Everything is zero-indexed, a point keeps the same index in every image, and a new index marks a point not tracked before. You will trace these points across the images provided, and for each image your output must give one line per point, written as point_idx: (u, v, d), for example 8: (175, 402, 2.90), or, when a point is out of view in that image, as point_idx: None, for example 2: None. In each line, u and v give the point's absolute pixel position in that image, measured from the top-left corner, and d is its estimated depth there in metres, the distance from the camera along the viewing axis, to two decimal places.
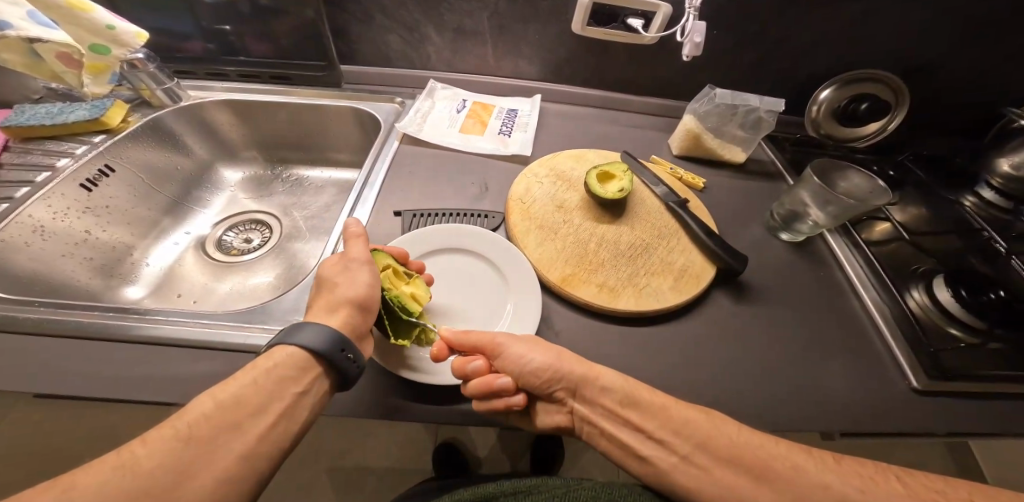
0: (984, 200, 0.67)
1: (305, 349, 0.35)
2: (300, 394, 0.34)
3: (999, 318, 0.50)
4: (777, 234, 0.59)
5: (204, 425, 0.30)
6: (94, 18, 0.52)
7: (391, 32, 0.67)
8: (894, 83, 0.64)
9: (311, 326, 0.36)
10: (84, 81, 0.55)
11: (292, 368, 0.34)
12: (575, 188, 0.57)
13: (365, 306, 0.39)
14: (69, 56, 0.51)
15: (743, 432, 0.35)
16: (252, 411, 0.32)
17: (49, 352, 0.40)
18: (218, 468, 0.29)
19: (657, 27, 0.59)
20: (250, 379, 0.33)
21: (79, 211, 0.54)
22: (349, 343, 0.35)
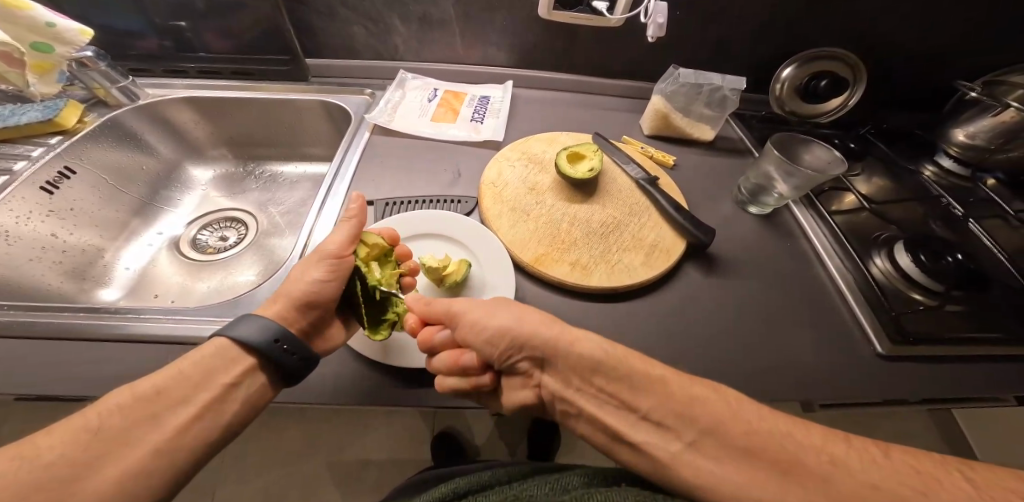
0: (943, 169, 0.69)
1: (234, 340, 0.36)
2: (227, 386, 0.34)
3: (957, 280, 0.52)
4: (746, 208, 0.61)
5: (115, 417, 0.30)
6: (33, 16, 0.51)
7: (356, 24, 0.67)
8: (851, 60, 0.66)
9: (243, 316, 0.37)
10: (32, 81, 0.56)
11: (220, 360, 0.35)
12: (546, 170, 0.58)
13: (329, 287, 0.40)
14: (10, 55, 0.52)
15: (764, 417, 0.31)
16: (171, 402, 0.32)
17: (13, 355, 0.39)
18: (125, 459, 0.29)
19: (622, 9, 0.59)
20: (176, 369, 0.33)
21: (42, 214, 0.53)
22: (283, 334, 0.35)
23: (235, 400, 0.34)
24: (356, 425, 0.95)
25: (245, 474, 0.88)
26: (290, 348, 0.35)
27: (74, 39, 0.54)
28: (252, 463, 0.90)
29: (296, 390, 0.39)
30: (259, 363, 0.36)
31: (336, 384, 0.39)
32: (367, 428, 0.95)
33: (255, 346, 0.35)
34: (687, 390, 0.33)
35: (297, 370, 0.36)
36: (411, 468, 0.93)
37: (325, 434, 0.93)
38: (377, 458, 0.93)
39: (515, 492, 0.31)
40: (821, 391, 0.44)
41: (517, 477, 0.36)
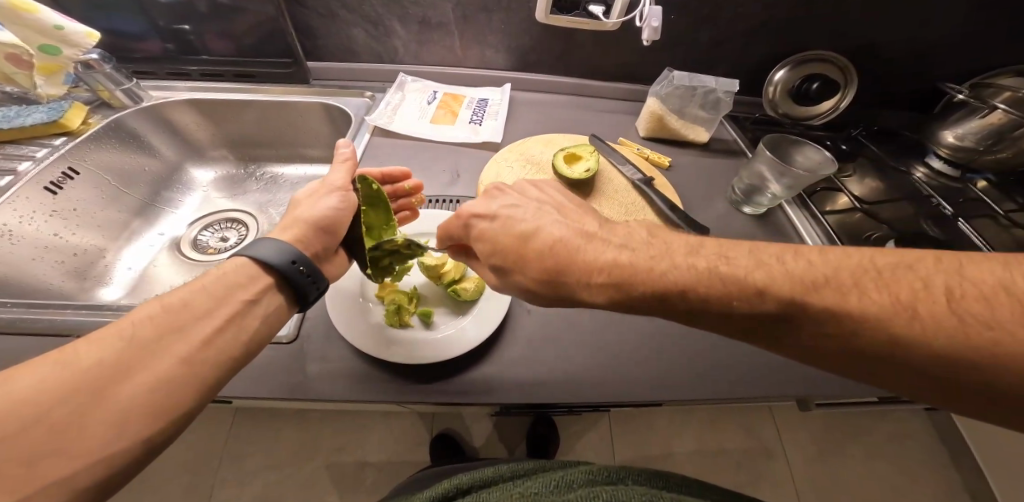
0: (934, 170, 0.71)
1: (256, 260, 0.37)
2: (249, 302, 0.35)
3: None
4: (740, 208, 0.61)
5: (148, 326, 0.30)
6: (40, 18, 0.52)
7: (355, 27, 0.68)
8: (842, 61, 0.67)
9: (261, 240, 0.38)
10: (39, 81, 0.58)
11: (240, 278, 0.35)
12: (543, 171, 0.59)
13: (326, 230, 0.42)
14: (19, 57, 0.54)
15: (721, 251, 0.31)
16: (198, 314, 0.32)
17: (12, 353, 0.39)
18: (161, 365, 0.28)
19: (617, 13, 0.61)
20: (198, 286, 0.34)
21: (45, 214, 0.54)
22: (300, 257, 0.37)
23: (257, 316, 0.35)
24: (354, 427, 0.95)
25: (244, 476, 0.89)
26: (306, 269, 0.37)
27: (80, 41, 0.55)
28: (250, 465, 0.90)
29: (294, 387, 0.39)
30: (277, 283, 0.37)
31: (334, 381, 0.40)
32: (366, 431, 0.95)
33: (271, 261, 0.36)
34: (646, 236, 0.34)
35: (308, 292, 0.38)
36: (410, 470, 0.93)
37: (323, 437, 0.93)
38: (375, 460, 0.93)
39: (519, 489, 0.30)
40: (818, 389, 0.44)
41: (523, 472, 0.34)
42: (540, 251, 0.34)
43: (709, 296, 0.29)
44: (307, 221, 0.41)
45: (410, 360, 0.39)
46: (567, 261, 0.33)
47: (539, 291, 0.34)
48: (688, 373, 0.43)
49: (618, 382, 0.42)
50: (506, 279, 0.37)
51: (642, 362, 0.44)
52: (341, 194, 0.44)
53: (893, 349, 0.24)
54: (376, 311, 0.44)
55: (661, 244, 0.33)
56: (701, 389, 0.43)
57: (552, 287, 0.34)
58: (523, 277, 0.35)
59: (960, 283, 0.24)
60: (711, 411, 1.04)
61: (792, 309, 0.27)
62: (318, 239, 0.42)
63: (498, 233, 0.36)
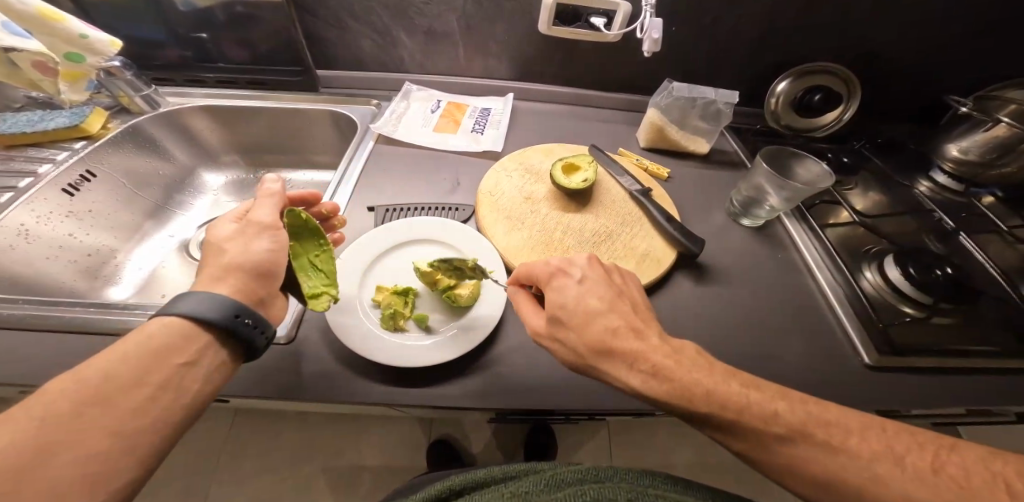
0: (938, 184, 0.70)
1: (187, 318, 0.32)
2: (185, 364, 0.31)
3: (944, 293, 0.52)
4: (739, 220, 0.61)
5: (64, 402, 0.26)
6: (67, 27, 0.54)
7: (364, 37, 0.70)
8: (846, 75, 0.68)
9: (194, 293, 0.33)
10: (62, 89, 0.57)
11: (175, 337, 0.31)
12: (542, 180, 0.59)
13: (265, 272, 0.37)
14: (44, 65, 0.52)
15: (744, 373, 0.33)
16: (125, 383, 0.28)
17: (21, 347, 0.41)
18: (83, 447, 0.25)
19: (619, 25, 0.63)
20: (128, 348, 0.29)
21: (62, 215, 0.56)
22: (243, 308, 0.33)
23: (199, 378, 0.31)
24: (353, 430, 0.96)
25: (244, 476, 0.90)
26: (252, 321, 0.33)
27: (104, 50, 0.57)
28: (250, 464, 0.91)
29: (290, 388, 0.40)
30: (221, 338, 0.33)
31: (328, 382, 0.41)
32: (363, 435, 0.96)
33: (212, 321, 0.32)
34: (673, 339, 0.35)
35: (257, 345, 0.34)
36: (407, 476, 0.94)
37: (321, 440, 0.95)
38: (371, 465, 0.94)
39: (510, 490, 0.30)
40: None
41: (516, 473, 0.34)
42: (593, 324, 0.34)
43: (721, 407, 0.30)
44: (238, 268, 0.35)
45: (403, 363, 0.40)
46: (618, 341, 0.33)
47: (583, 359, 0.34)
48: None
49: (608, 392, 0.42)
50: (553, 334, 0.36)
51: None
52: (274, 234, 0.38)
53: (872, 501, 0.27)
54: (371, 313, 0.44)
55: (700, 355, 0.34)
56: None
57: (599, 357, 0.34)
58: (574, 337, 0.35)
59: (953, 459, 0.27)
60: (712, 424, 1.03)
61: (785, 436, 0.29)
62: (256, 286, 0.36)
63: (571, 294, 0.36)
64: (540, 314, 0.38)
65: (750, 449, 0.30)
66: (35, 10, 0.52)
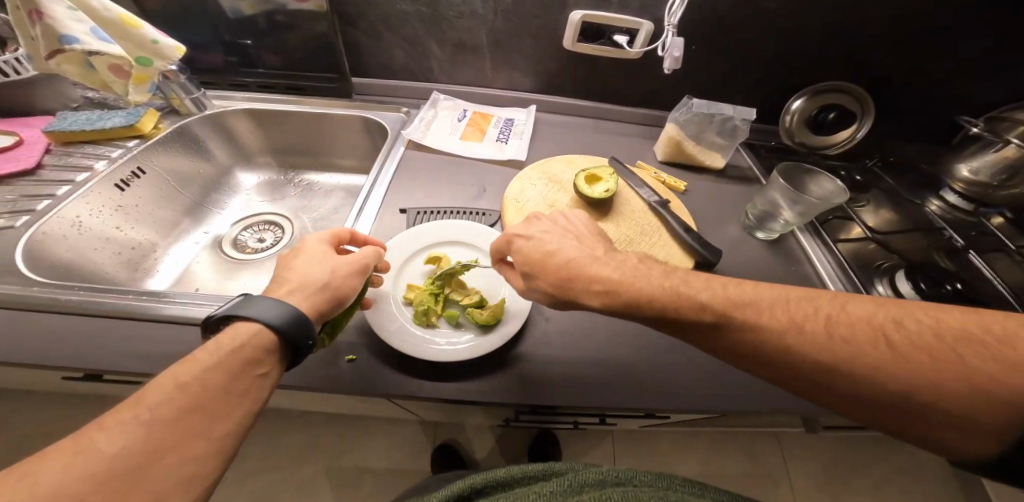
0: (948, 203, 0.72)
1: (264, 329, 0.34)
2: (262, 375, 0.33)
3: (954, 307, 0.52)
4: (754, 233, 0.63)
5: (168, 407, 0.28)
6: (142, 33, 0.58)
7: (397, 47, 0.74)
8: (858, 93, 0.70)
9: (260, 301, 0.35)
10: (129, 90, 0.61)
11: (254, 348, 0.33)
12: (564, 189, 0.62)
13: (325, 289, 0.39)
14: (120, 67, 0.58)
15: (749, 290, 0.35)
16: (219, 391, 0.30)
17: (75, 329, 0.43)
18: (189, 450, 0.27)
19: (642, 42, 0.67)
20: (200, 357, 0.31)
21: (112, 209, 0.60)
22: (307, 325, 0.36)
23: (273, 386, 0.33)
24: (361, 431, 0.98)
25: (254, 469, 0.92)
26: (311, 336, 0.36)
27: (170, 54, 0.60)
28: (260, 458, 0.93)
29: (325, 378, 0.42)
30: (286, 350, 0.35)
31: (362, 372, 0.43)
32: (371, 435, 0.98)
33: (275, 327, 0.34)
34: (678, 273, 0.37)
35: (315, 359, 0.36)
36: (411, 478, 0.95)
37: (329, 439, 0.97)
38: (377, 466, 0.95)
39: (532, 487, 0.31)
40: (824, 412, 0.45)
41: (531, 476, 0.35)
42: (559, 267, 0.38)
43: (753, 341, 0.32)
44: (301, 287, 0.38)
45: (433, 358, 0.42)
46: (579, 274, 0.37)
47: (553, 297, 0.39)
48: (695, 389, 0.45)
49: (626, 393, 0.44)
50: (531, 287, 0.41)
51: (650, 376, 0.45)
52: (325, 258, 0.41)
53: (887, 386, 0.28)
54: (404, 310, 0.47)
55: (649, 268, 0.37)
56: (708, 406, 0.44)
57: (564, 294, 0.38)
58: (542, 284, 0.39)
59: (976, 338, 0.27)
60: (717, 437, 1.04)
61: (829, 354, 0.30)
62: (320, 305, 0.38)
63: (535, 248, 0.40)
64: (517, 276, 0.43)
65: (801, 377, 0.31)
66: (116, 17, 0.56)
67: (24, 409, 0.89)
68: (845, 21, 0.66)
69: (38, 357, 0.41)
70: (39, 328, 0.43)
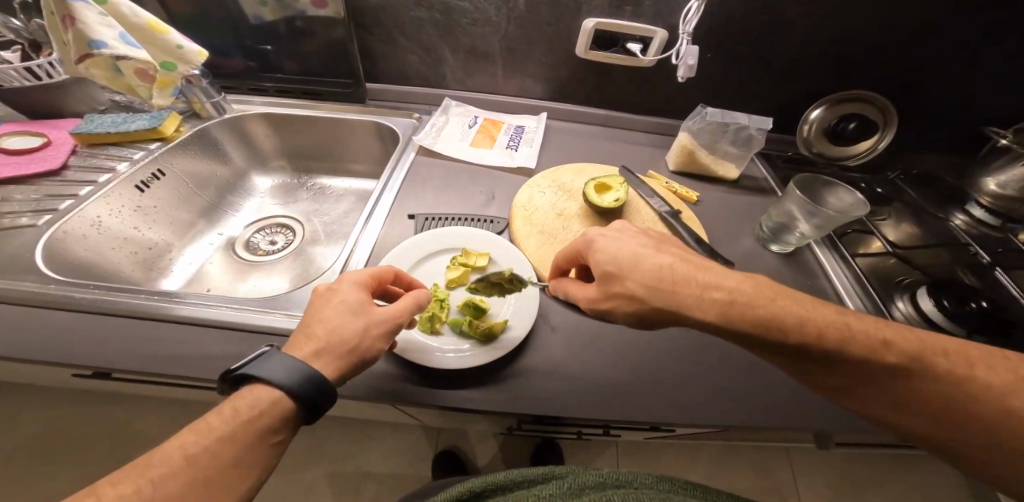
0: (973, 218, 0.69)
1: (280, 392, 0.33)
2: (272, 445, 0.32)
3: (978, 325, 0.50)
4: (767, 245, 0.61)
5: (174, 481, 0.28)
6: (168, 39, 0.60)
7: (411, 53, 0.74)
8: (878, 101, 0.68)
9: (280, 359, 0.33)
10: (153, 93, 0.62)
11: (265, 416, 0.32)
12: (574, 198, 0.61)
13: (342, 344, 0.36)
14: (145, 71, 0.59)
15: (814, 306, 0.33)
16: (223, 465, 0.29)
17: (87, 326, 0.44)
18: None
19: (655, 50, 0.67)
20: (215, 424, 0.31)
21: (130, 209, 0.61)
22: (328, 391, 0.33)
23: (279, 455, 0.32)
24: (364, 434, 0.98)
25: None
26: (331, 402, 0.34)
27: (193, 59, 0.62)
28: None
29: None
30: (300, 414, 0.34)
31: (362, 376, 0.43)
32: (375, 439, 0.98)
33: (293, 392, 0.32)
34: (773, 303, 0.33)
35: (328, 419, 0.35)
36: (413, 484, 0.95)
37: (332, 441, 0.97)
38: (379, 470, 0.95)
39: None
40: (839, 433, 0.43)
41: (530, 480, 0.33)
42: (648, 274, 0.36)
43: (869, 361, 0.31)
44: (326, 343, 0.35)
45: (441, 364, 0.42)
46: (686, 279, 0.35)
47: (645, 303, 0.36)
48: (703, 406, 0.44)
49: (632, 408, 0.43)
50: (608, 294, 0.38)
51: (656, 390, 0.44)
52: (347, 306, 0.37)
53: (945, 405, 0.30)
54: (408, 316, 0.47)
55: None
56: (716, 423, 0.43)
57: (661, 297, 0.35)
58: (631, 285, 0.37)
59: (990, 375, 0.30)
60: (726, 453, 1.01)
61: (915, 372, 0.31)
62: (342, 361, 0.35)
63: (617, 251, 0.38)
64: (588, 285, 0.42)
65: (869, 384, 0.32)
66: (144, 23, 0.58)
67: (42, 401, 0.92)
68: (867, 29, 0.65)
69: (50, 353, 0.42)
70: (54, 325, 0.44)
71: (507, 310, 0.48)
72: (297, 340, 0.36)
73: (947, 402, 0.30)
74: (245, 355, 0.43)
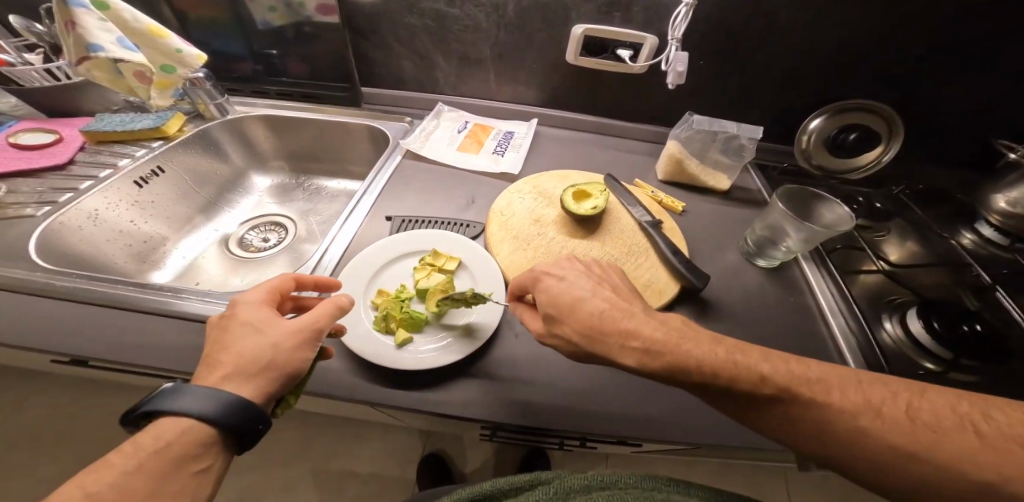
0: (982, 237, 0.66)
1: (198, 421, 0.30)
2: (198, 473, 0.30)
3: (967, 348, 0.47)
4: (754, 260, 0.59)
5: None
6: (168, 42, 0.63)
7: (406, 58, 0.76)
8: (886, 114, 0.64)
9: (191, 388, 0.31)
10: (153, 94, 0.66)
11: (184, 445, 0.30)
12: (554, 204, 0.61)
13: (262, 365, 0.34)
14: (143, 73, 0.63)
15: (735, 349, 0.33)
16: (137, 499, 0.27)
17: (69, 314, 0.46)
18: None
19: (645, 57, 0.66)
20: (116, 462, 0.28)
21: (128, 203, 0.64)
22: (251, 410, 0.31)
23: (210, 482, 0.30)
24: (353, 434, 0.99)
25: (248, 463, 0.95)
26: (258, 421, 0.32)
27: (191, 62, 0.65)
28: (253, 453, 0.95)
29: None
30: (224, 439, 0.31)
31: (324, 374, 0.43)
32: (363, 439, 0.99)
33: (212, 418, 0.30)
34: (681, 343, 0.34)
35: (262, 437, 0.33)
36: (397, 486, 0.95)
37: (321, 439, 0.98)
38: (366, 470, 0.96)
39: None
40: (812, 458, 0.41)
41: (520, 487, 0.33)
42: (582, 318, 0.37)
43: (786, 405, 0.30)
44: (237, 367, 0.33)
45: (412, 366, 0.42)
46: (610, 325, 0.36)
47: (579, 346, 0.37)
48: (668, 422, 0.42)
49: (593, 420, 0.42)
50: (551, 332, 0.39)
51: (621, 403, 0.43)
52: (255, 329, 0.35)
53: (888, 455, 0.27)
54: (371, 315, 0.47)
55: (649, 309, 0.36)
56: (680, 440, 0.41)
57: (591, 343, 0.36)
58: (568, 330, 0.37)
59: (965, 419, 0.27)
60: (721, 473, 0.98)
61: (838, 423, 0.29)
62: (266, 380, 0.33)
63: (558, 292, 0.39)
64: (536, 318, 0.42)
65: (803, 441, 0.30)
66: (144, 28, 0.61)
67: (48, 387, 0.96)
68: (865, 38, 0.63)
69: (32, 337, 0.44)
70: (40, 311, 0.46)
71: (473, 313, 0.48)
72: (207, 367, 0.34)
73: (902, 465, 0.27)
74: None
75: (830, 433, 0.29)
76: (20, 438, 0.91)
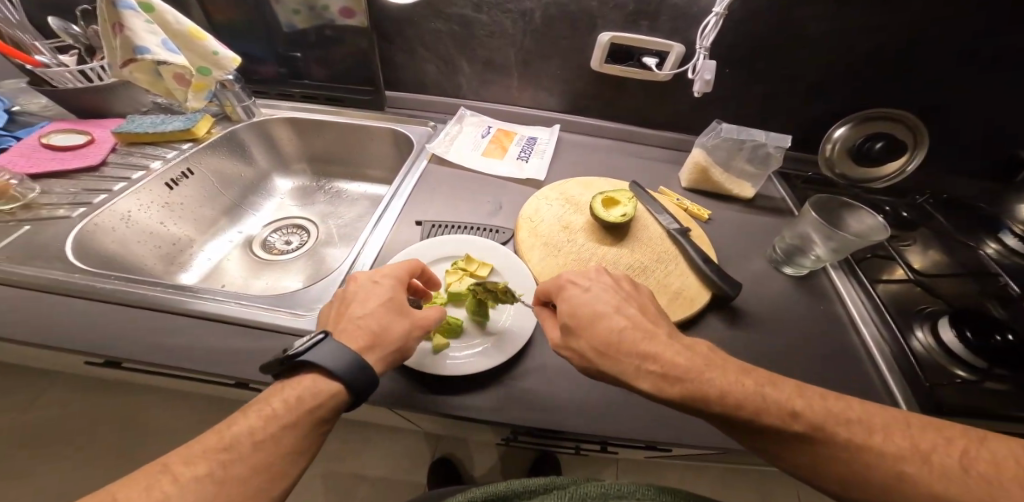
0: (1007, 247, 0.66)
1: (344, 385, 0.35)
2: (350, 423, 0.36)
3: (1002, 358, 0.47)
4: (780, 268, 0.59)
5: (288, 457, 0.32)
6: (205, 44, 0.64)
7: (429, 62, 0.76)
8: (911, 123, 0.64)
9: (344, 350, 0.35)
10: (188, 97, 0.66)
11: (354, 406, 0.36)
12: (581, 211, 0.61)
13: (390, 343, 0.38)
14: (182, 76, 0.63)
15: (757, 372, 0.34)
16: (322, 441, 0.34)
17: (109, 316, 0.46)
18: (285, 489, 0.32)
19: (671, 65, 0.66)
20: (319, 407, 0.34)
21: (158, 205, 0.64)
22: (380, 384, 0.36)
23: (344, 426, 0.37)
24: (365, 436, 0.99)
25: None
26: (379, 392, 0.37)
27: (226, 65, 0.66)
28: None
29: None
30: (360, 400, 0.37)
31: None
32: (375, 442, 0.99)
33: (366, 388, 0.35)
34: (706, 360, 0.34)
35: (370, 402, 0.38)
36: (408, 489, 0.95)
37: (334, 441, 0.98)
38: (377, 473, 0.96)
39: None
40: None
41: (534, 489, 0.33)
42: (602, 332, 0.37)
43: (795, 426, 0.32)
44: (375, 338, 0.37)
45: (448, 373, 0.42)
46: (630, 346, 0.36)
47: (592, 361, 0.37)
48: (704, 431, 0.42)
49: (628, 427, 0.42)
50: (567, 343, 0.39)
51: (656, 412, 0.43)
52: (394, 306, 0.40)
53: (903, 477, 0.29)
54: None
55: None
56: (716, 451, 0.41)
57: (609, 363, 0.36)
58: (584, 345, 0.37)
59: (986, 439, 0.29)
60: (731, 482, 0.98)
61: (849, 442, 0.30)
62: (391, 356, 0.38)
63: (580, 298, 0.39)
64: (555, 327, 0.42)
65: (817, 459, 0.31)
66: (185, 30, 0.62)
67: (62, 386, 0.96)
68: (894, 48, 0.63)
69: (73, 339, 0.44)
70: (80, 312, 0.46)
71: (506, 319, 0.48)
72: (346, 328, 0.38)
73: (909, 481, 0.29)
74: (250, 351, 0.44)
75: (845, 457, 0.30)
76: (38, 435, 0.92)
